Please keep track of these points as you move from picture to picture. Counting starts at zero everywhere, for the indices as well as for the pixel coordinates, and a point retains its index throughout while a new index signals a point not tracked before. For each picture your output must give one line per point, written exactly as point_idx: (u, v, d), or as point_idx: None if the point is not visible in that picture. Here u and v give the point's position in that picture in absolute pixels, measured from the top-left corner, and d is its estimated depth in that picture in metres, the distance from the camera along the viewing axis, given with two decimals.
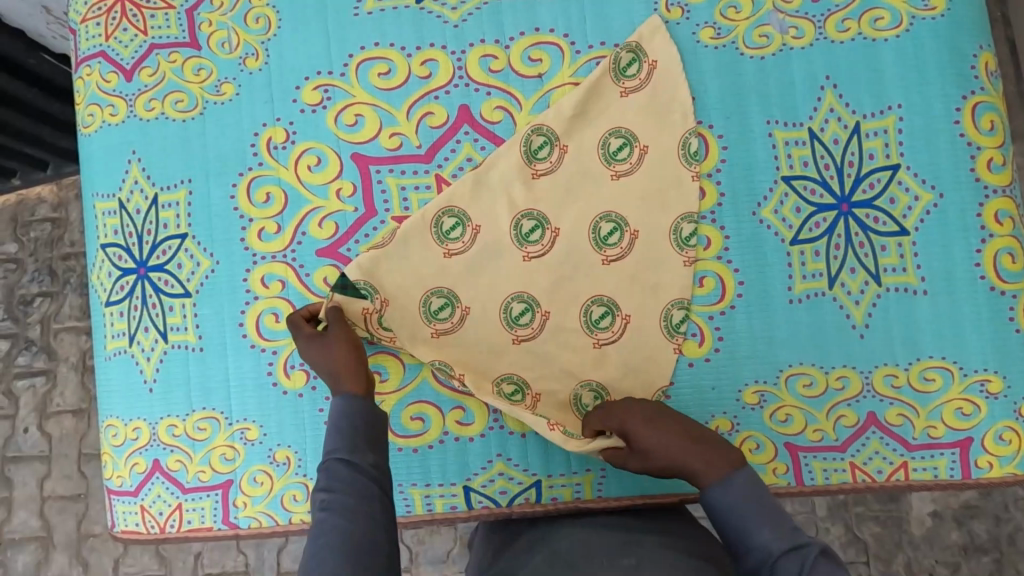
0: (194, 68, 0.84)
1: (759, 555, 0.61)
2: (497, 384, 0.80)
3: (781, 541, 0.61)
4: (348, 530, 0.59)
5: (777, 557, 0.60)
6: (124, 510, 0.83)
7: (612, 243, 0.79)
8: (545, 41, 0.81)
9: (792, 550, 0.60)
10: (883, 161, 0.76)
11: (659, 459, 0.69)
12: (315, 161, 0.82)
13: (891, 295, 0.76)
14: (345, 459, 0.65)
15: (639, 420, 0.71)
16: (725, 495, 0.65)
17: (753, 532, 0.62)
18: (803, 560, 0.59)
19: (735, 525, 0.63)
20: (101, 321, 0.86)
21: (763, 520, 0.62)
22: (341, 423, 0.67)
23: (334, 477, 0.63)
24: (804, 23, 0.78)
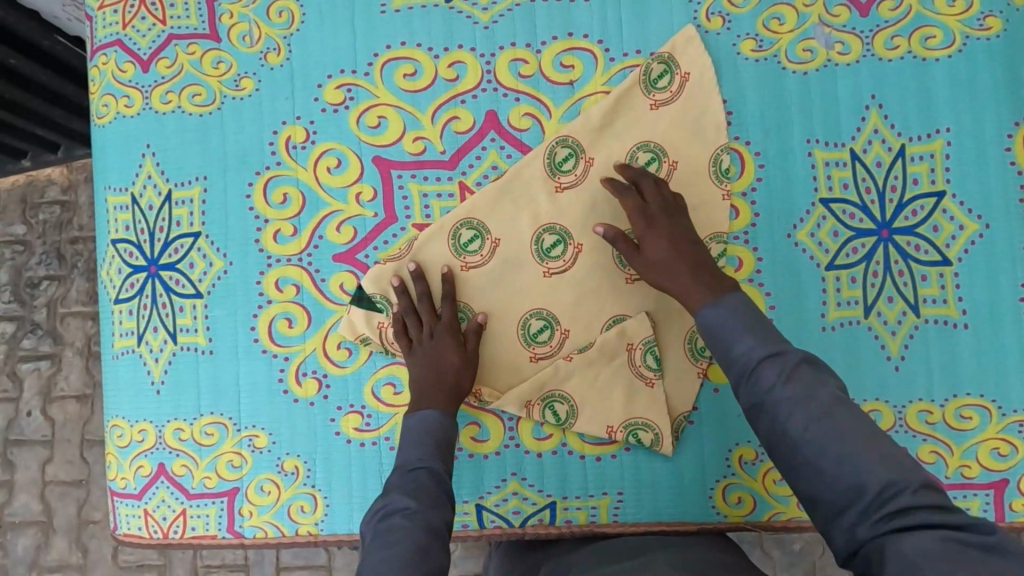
0: (213, 61, 0.82)
1: (739, 364, 0.58)
2: (542, 404, 0.76)
3: (762, 348, 0.57)
4: (427, 548, 0.56)
5: (757, 361, 0.57)
6: (127, 513, 0.82)
7: None
8: (578, 47, 0.78)
9: (773, 355, 0.56)
10: (927, 187, 0.73)
11: (654, 275, 0.69)
12: (335, 163, 0.80)
13: (929, 327, 0.73)
14: (436, 476, 0.64)
15: (659, 236, 0.70)
16: (714, 310, 0.63)
17: (735, 342, 0.59)
18: (784, 364, 0.55)
19: (720, 337, 0.61)
20: (109, 318, 0.83)
21: (746, 331, 0.59)
22: (433, 440, 0.67)
23: (420, 491, 0.61)
24: (851, 38, 0.75)
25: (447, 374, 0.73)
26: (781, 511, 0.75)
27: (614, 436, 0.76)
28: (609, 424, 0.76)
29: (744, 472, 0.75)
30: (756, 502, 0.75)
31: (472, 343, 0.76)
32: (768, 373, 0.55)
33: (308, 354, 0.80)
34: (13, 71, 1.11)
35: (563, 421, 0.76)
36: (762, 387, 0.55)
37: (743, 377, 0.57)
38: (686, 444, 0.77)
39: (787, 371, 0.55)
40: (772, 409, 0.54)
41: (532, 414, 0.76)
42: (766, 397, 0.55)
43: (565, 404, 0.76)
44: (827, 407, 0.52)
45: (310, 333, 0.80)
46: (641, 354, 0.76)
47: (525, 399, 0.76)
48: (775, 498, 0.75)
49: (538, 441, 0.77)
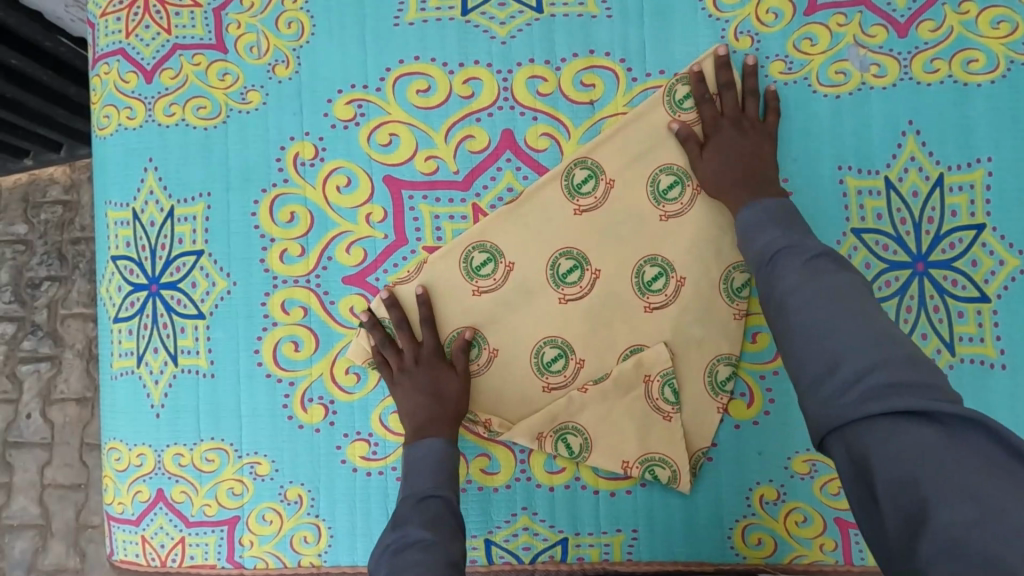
0: (219, 73, 0.79)
1: (760, 257, 0.60)
2: (554, 437, 0.73)
3: (784, 242, 0.59)
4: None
5: (777, 250, 0.58)
6: (124, 539, 0.79)
7: (656, 289, 0.74)
8: (600, 65, 0.75)
9: (792, 248, 0.57)
10: (966, 220, 0.70)
11: (706, 181, 0.70)
12: (345, 182, 0.77)
13: (964, 366, 0.69)
14: (451, 507, 0.63)
15: (724, 145, 0.70)
16: (752, 212, 0.65)
17: (759, 240, 0.61)
18: (804, 255, 0.56)
19: (750, 238, 0.63)
20: (108, 337, 0.81)
21: (769, 230, 0.61)
22: (444, 467, 0.67)
23: (437, 521, 0.60)
24: (887, 61, 0.71)
25: (443, 400, 0.71)
26: (803, 553, 0.72)
27: (630, 472, 0.73)
28: (624, 459, 0.72)
29: (765, 512, 0.72)
30: (777, 544, 0.72)
31: (464, 367, 0.74)
32: (783, 261, 0.57)
33: (314, 380, 0.77)
34: (15, 71, 1.09)
35: (576, 455, 0.73)
36: (778, 275, 0.56)
37: (763, 268, 0.59)
38: (704, 481, 0.73)
39: (804, 260, 0.56)
40: (779, 292, 0.55)
41: (545, 446, 0.73)
42: (778, 281, 0.56)
43: (579, 437, 0.73)
44: (833, 291, 0.51)
45: (317, 357, 0.77)
46: (658, 386, 0.73)
47: (537, 431, 0.73)
48: (797, 540, 0.71)
49: (551, 475, 0.74)
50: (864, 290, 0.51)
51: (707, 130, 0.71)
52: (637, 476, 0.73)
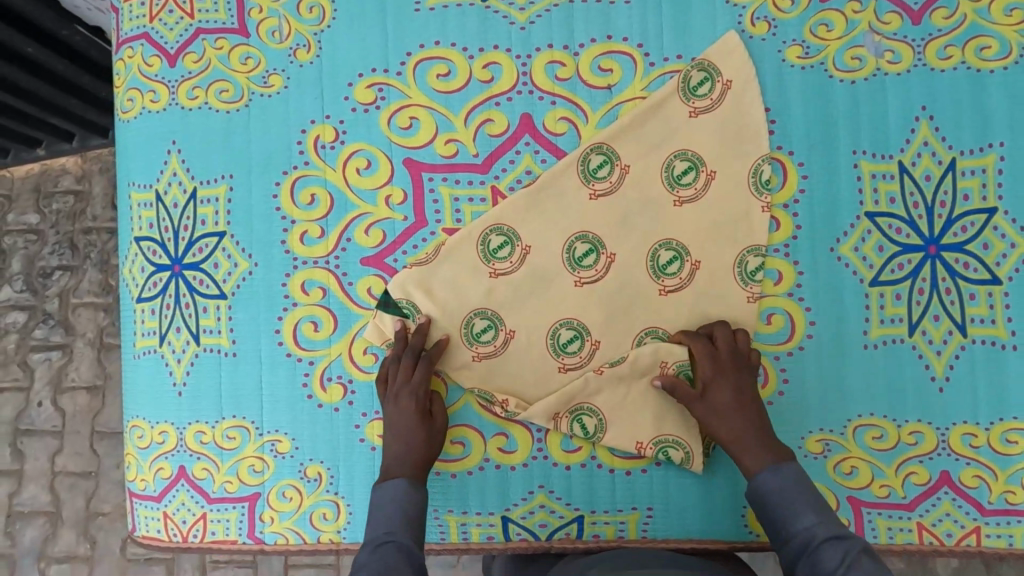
0: (241, 56, 0.80)
1: (800, 540, 0.60)
2: (569, 418, 0.74)
3: (825, 528, 0.60)
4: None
5: (820, 541, 0.59)
6: (146, 515, 0.81)
7: (671, 273, 0.74)
8: (617, 50, 0.76)
9: (835, 538, 0.59)
10: (978, 203, 0.71)
11: (712, 420, 0.68)
12: (365, 164, 0.78)
13: (976, 347, 0.70)
14: (405, 551, 0.63)
15: (726, 385, 0.68)
16: (774, 478, 0.64)
17: (796, 517, 0.62)
18: (847, 548, 0.58)
19: (781, 509, 0.63)
20: (131, 318, 0.82)
21: (803, 506, 0.62)
22: (407, 512, 0.67)
23: (391, 567, 0.60)
24: (902, 47, 0.72)
25: (412, 446, 0.71)
26: None
27: (644, 452, 0.74)
28: (639, 439, 0.74)
29: None
30: None
31: (443, 416, 0.74)
32: (829, 559, 0.58)
33: (333, 359, 0.78)
34: (30, 60, 1.10)
35: (591, 435, 0.74)
36: (823, 569, 0.57)
37: (802, 552, 0.60)
38: (719, 461, 0.75)
39: (849, 559, 0.57)
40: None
41: (561, 426, 0.74)
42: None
43: (594, 417, 0.74)
44: None
45: (336, 337, 0.78)
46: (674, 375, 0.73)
47: (553, 411, 0.74)
48: None
49: (567, 454, 0.76)
50: None
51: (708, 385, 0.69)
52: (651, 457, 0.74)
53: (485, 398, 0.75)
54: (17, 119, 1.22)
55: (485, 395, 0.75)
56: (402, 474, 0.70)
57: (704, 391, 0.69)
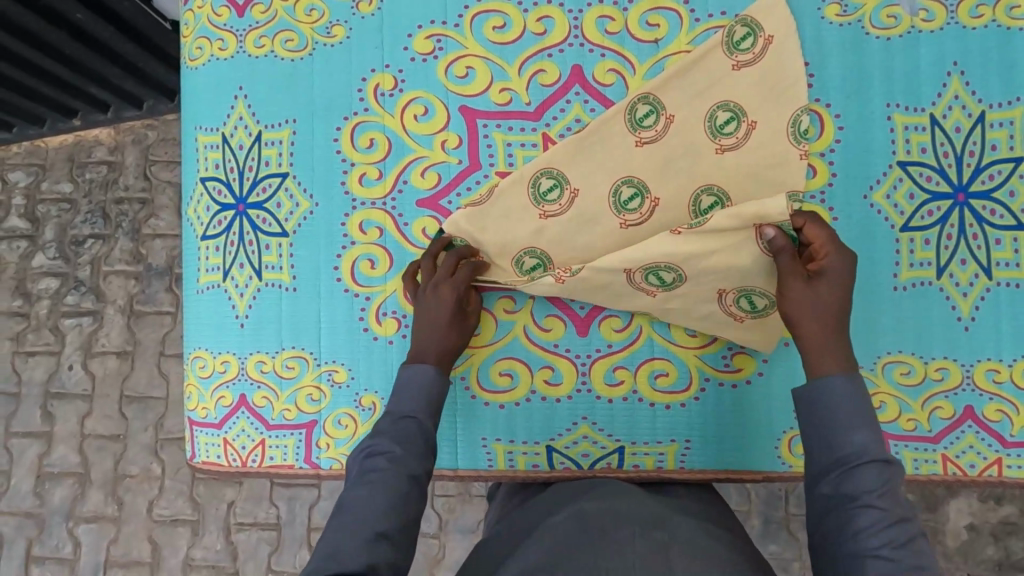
0: (306, 8, 0.84)
1: (844, 452, 0.59)
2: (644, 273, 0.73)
3: (876, 449, 0.59)
4: (406, 494, 0.62)
5: (867, 460, 0.58)
6: (206, 441, 0.85)
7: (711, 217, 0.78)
8: (664, 7, 0.80)
9: (884, 463, 0.58)
10: (1006, 153, 0.75)
11: (806, 310, 0.66)
12: (422, 111, 0.82)
13: (1001, 289, 0.74)
14: (423, 433, 0.68)
15: (838, 282, 0.65)
16: (844, 388, 0.62)
17: (853, 430, 0.60)
18: (888, 477, 0.57)
19: (838, 417, 0.61)
20: (195, 255, 0.86)
21: (863, 424, 0.60)
22: (430, 395, 0.71)
23: (409, 440, 0.67)
24: (936, 6, 0.76)
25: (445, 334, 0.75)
26: None
27: (725, 298, 0.74)
28: (720, 286, 0.73)
29: None
30: None
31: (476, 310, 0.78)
32: (867, 479, 0.57)
33: (389, 295, 0.82)
34: (77, 26, 1.16)
35: (667, 286, 0.74)
36: (855, 486, 0.58)
37: (840, 464, 0.59)
38: (755, 393, 0.79)
39: (888, 485, 0.57)
40: (853, 509, 0.57)
41: (634, 282, 0.75)
42: (851, 496, 0.57)
43: (671, 272, 0.73)
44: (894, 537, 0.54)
45: (391, 275, 0.82)
46: (736, 299, 0.74)
47: (624, 269, 0.73)
48: None
49: (610, 387, 0.80)
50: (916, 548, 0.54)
51: (820, 277, 0.66)
52: (732, 303, 0.74)
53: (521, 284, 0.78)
54: (58, 86, 1.29)
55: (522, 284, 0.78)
56: (431, 361, 0.73)
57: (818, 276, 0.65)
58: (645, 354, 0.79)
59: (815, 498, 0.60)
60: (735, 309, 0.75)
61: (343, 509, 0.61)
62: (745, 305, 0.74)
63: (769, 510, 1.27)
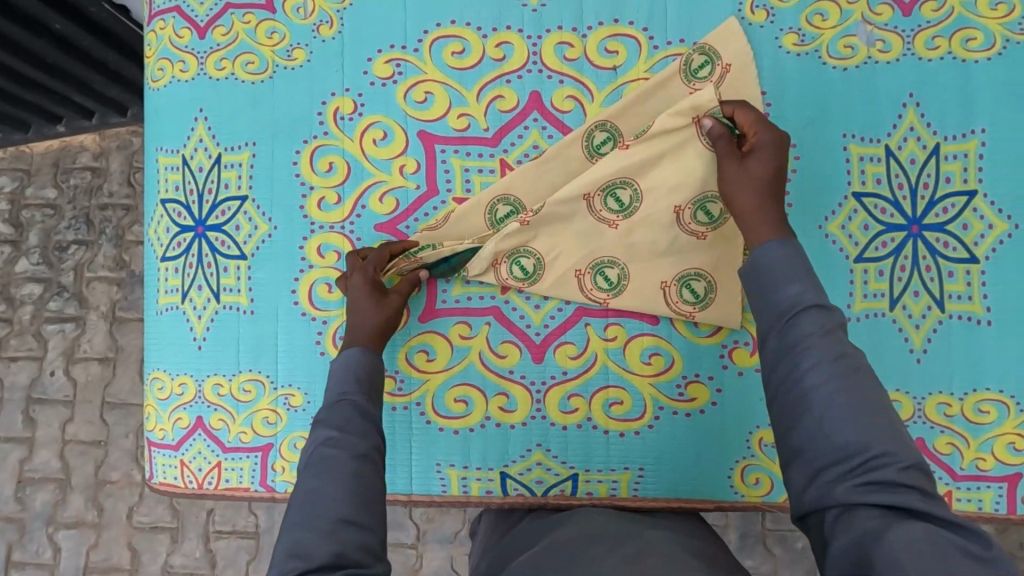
0: (267, 31, 0.84)
1: (783, 306, 0.58)
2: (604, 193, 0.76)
3: (810, 296, 0.58)
4: (356, 474, 0.60)
5: (804, 308, 0.57)
6: (164, 463, 0.85)
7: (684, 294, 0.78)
8: (624, 33, 0.80)
9: (818, 308, 0.57)
10: (959, 186, 0.75)
11: (740, 187, 0.67)
12: (381, 136, 0.82)
13: (953, 322, 0.74)
14: (359, 408, 0.67)
15: (767, 156, 0.67)
16: (776, 246, 0.62)
17: (787, 284, 0.59)
18: (826, 320, 0.56)
19: (773, 273, 0.60)
20: (155, 276, 0.87)
21: (798, 276, 0.59)
22: (362, 374, 0.70)
23: (347, 422, 0.65)
24: (892, 37, 0.76)
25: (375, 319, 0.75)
26: None
27: (683, 216, 0.76)
28: (676, 205, 0.76)
29: (763, 454, 0.78)
30: (773, 484, 0.78)
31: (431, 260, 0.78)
32: (808, 325, 0.56)
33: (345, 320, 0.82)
34: (59, 36, 1.16)
35: (627, 212, 0.77)
36: (797, 334, 0.56)
37: (778, 319, 0.58)
38: (708, 423, 0.79)
39: (827, 326, 0.56)
40: (795, 357, 0.55)
41: (594, 210, 0.77)
42: (794, 346, 0.56)
43: (629, 189, 0.76)
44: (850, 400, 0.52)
45: None
46: (692, 213, 0.76)
47: (583, 194, 0.77)
48: None
49: (564, 414, 0.80)
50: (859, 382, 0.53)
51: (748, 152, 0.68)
52: (692, 219, 0.76)
53: (474, 246, 0.78)
54: (43, 92, 1.28)
55: (474, 246, 0.79)
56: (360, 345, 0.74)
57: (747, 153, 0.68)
58: (600, 382, 0.80)
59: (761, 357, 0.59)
60: (697, 226, 0.76)
61: (301, 509, 0.58)
62: (704, 218, 0.76)
63: (746, 525, 1.27)
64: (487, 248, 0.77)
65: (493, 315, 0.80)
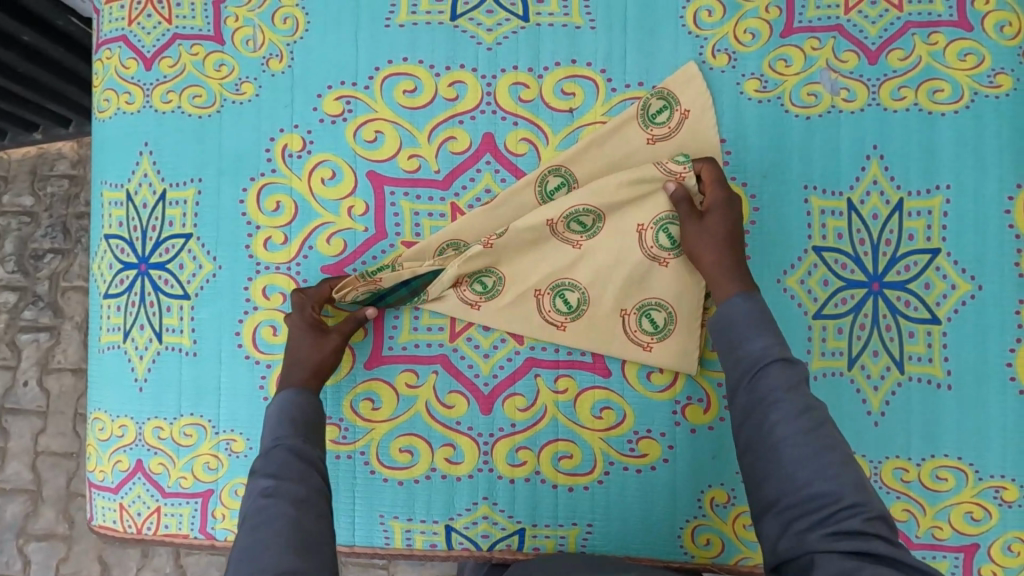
0: (215, 63, 0.82)
1: (752, 359, 0.59)
2: (568, 217, 0.74)
3: (775, 351, 0.59)
4: (297, 520, 0.57)
5: (770, 362, 0.58)
6: (103, 505, 0.83)
7: (645, 327, 0.75)
8: (580, 75, 0.77)
9: (785, 361, 0.58)
10: (923, 243, 0.72)
11: (705, 245, 0.69)
12: (330, 175, 0.80)
13: (912, 385, 0.72)
14: (295, 451, 0.64)
15: (725, 216, 0.69)
16: (743, 304, 0.63)
17: (750, 340, 0.60)
18: (792, 374, 0.58)
19: (739, 330, 0.62)
20: (97, 313, 0.84)
21: (766, 330, 0.61)
22: (296, 416, 0.69)
23: (283, 466, 0.62)
24: (857, 85, 0.74)
25: (319, 358, 0.74)
26: (748, 556, 0.75)
27: (646, 236, 0.74)
28: (640, 223, 0.74)
29: (715, 514, 0.76)
30: (724, 545, 0.75)
31: (390, 282, 0.76)
32: (775, 377, 0.57)
33: None
34: (28, 46, 1.06)
35: (590, 232, 0.75)
36: (767, 386, 0.57)
37: (747, 372, 0.59)
38: (659, 480, 0.76)
39: (793, 381, 0.57)
40: (764, 410, 0.56)
41: (557, 233, 0.75)
42: (763, 399, 0.57)
43: (590, 215, 0.74)
44: (816, 456, 0.53)
45: None
46: (653, 235, 0.74)
47: (547, 221, 0.74)
48: (744, 543, 0.75)
49: (512, 467, 0.77)
50: (826, 435, 0.54)
51: (709, 211, 0.70)
52: (655, 241, 0.74)
53: (435, 268, 0.76)
54: (17, 103, 1.16)
55: (434, 270, 0.76)
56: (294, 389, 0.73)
57: (707, 213, 0.70)
58: (548, 435, 0.77)
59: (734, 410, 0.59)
60: (659, 249, 0.74)
61: (242, 566, 0.53)
62: (666, 242, 0.74)
63: None
64: (448, 273, 0.75)
65: (440, 363, 0.78)
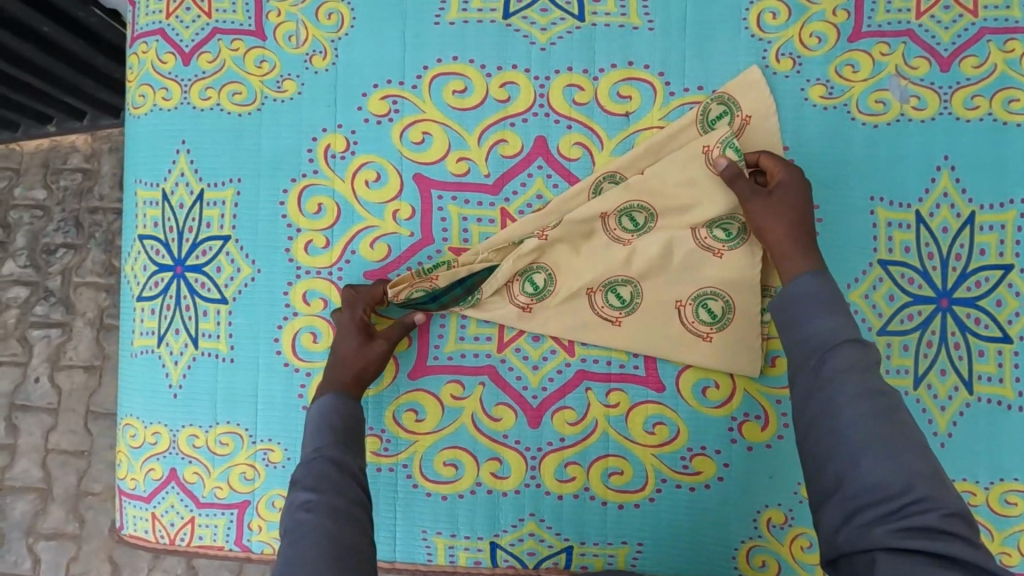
0: (256, 59, 0.79)
1: (818, 338, 0.57)
2: (621, 213, 0.72)
3: (844, 333, 0.56)
4: (334, 534, 0.54)
5: (838, 343, 0.56)
6: (134, 514, 0.80)
7: (704, 318, 0.72)
8: (637, 77, 0.74)
9: (854, 342, 0.55)
10: (995, 259, 0.70)
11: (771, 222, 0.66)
12: (374, 177, 0.77)
13: (981, 406, 0.69)
14: (334, 462, 0.62)
15: (794, 195, 0.67)
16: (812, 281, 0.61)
17: (814, 318, 0.58)
18: (862, 356, 0.55)
19: (805, 308, 0.60)
20: (129, 316, 0.81)
21: (835, 312, 0.58)
22: (338, 423, 0.67)
23: (321, 478, 0.60)
24: (928, 93, 0.71)
25: (364, 363, 0.72)
26: None
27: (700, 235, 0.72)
28: (691, 225, 0.72)
29: (771, 536, 0.73)
30: (781, 567, 0.73)
31: (446, 281, 0.73)
32: (842, 358, 0.55)
33: None
34: (45, 37, 1.01)
35: (642, 230, 0.73)
36: (835, 367, 0.55)
37: (814, 353, 0.57)
38: (713, 499, 0.74)
39: (862, 364, 0.54)
40: (827, 397, 0.54)
41: (608, 228, 0.73)
42: (827, 382, 0.55)
43: (644, 211, 0.72)
44: (885, 445, 0.50)
45: None
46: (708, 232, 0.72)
47: (600, 214, 0.72)
48: (801, 565, 0.73)
49: (560, 483, 0.75)
50: (897, 423, 0.51)
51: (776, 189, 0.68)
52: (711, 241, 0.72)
53: (489, 263, 0.74)
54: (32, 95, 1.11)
55: (489, 265, 0.74)
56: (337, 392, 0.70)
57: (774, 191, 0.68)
58: (599, 450, 0.74)
59: (794, 395, 0.58)
60: (716, 245, 0.72)
61: None
62: (721, 236, 0.72)
63: None
64: (503, 270, 0.73)
65: (488, 374, 0.75)
